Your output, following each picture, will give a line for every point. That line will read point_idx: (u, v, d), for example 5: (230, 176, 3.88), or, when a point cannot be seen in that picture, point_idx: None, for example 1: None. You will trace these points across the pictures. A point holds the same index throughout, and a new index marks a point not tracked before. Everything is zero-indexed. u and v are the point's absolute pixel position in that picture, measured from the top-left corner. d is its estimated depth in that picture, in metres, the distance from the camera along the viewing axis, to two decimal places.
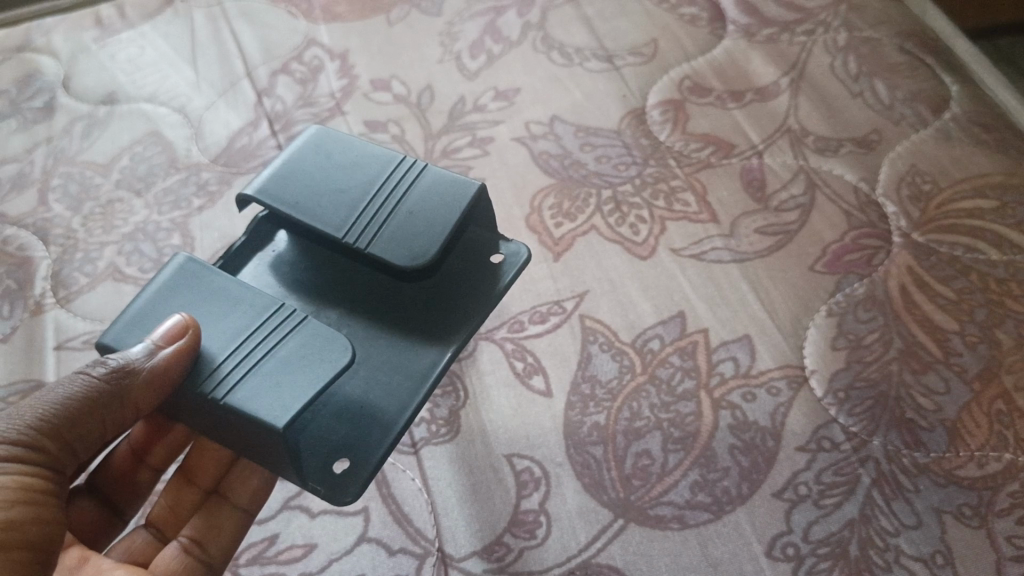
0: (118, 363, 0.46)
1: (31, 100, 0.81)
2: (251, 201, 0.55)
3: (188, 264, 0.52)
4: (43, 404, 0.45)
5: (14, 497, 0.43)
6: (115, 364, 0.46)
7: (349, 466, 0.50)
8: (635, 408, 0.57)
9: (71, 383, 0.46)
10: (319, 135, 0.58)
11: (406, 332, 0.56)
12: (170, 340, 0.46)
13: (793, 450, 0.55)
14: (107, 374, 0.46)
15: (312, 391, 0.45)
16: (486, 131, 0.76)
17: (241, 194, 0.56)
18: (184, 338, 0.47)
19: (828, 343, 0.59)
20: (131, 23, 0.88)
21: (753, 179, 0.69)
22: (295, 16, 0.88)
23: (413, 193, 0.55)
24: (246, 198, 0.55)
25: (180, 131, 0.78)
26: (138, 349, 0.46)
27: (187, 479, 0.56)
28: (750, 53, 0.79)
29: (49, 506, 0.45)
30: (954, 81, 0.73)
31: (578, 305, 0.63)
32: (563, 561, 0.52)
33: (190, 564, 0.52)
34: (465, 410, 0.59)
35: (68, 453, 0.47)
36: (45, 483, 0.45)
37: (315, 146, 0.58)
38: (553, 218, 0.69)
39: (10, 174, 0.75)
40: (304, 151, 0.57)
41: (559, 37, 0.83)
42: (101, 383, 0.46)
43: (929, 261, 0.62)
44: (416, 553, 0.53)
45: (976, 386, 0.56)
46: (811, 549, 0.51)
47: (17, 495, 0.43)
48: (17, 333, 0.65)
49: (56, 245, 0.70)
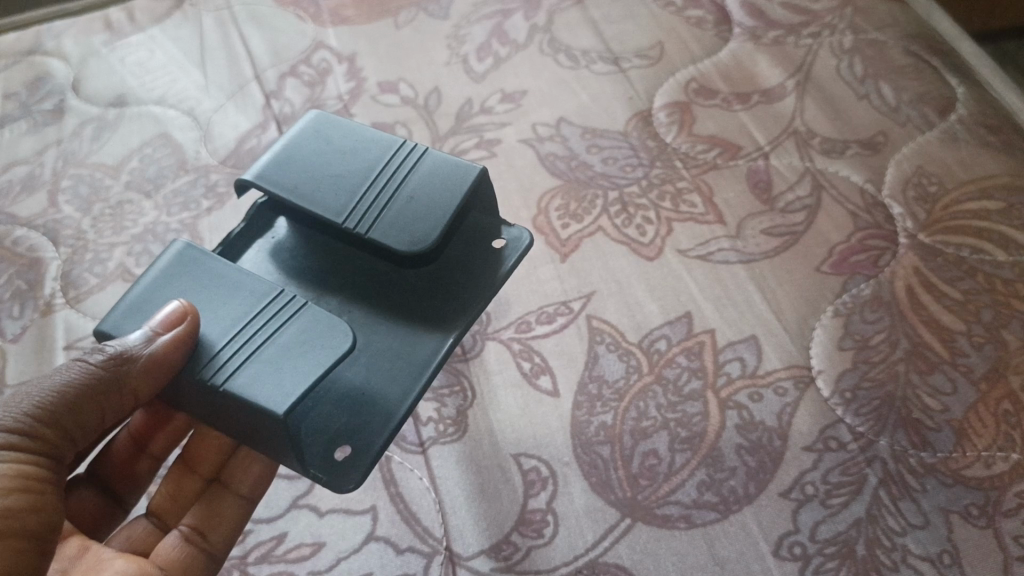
0: (116, 350, 0.47)
1: (42, 102, 0.81)
2: (249, 186, 0.56)
3: (186, 251, 0.53)
4: (41, 392, 0.46)
5: (12, 485, 0.43)
6: (113, 351, 0.47)
7: (351, 453, 0.51)
8: (642, 407, 0.58)
9: (69, 371, 0.46)
10: (318, 121, 0.59)
11: (407, 318, 0.56)
12: (168, 327, 0.47)
13: (800, 450, 0.55)
14: (105, 361, 0.47)
15: (312, 376, 0.46)
16: (493, 134, 0.76)
17: (240, 180, 0.57)
18: (182, 325, 0.47)
19: (834, 344, 0.59)
20: (140, 26, 0.89)
21: (760, 180, 0.70)
22: (303, 18, 0.89)
23: (413, 178, 0.55)
24: (246, 183, 0.55)
25: (189, 134, 0.78)
26: (136, 336, 0.47)
27: (187, 468, 0.57)
28: (755, 56, 0.79)
29: (47, 494, 0.45)
30: (961, 83, 0.73)
31: (585, 305, 0.64)
32: (570, 560, 0.52)
33: (192, 552, 0.52)
34: (473, 410, 0.59)
35: (66, 441, 0.47)
36: (43, 471, 0.45)
37: (314, 132, 0.58)
38: (560, 219, 0.69)
39: (21, 176, 0.76)
40: (304, 137, 0.58)
41: (566, 40, 0.84)
42: (98, 370, 0.46)
43: (935, 262, 0.62)
44: (424, 552, 0.53)
45: (982, 387, 0.56)
46: (818, 549, 0.51)
47: (16, 483, 0.43)
48: (26, 334, 0.65)
49: (66, 246, 0.70)
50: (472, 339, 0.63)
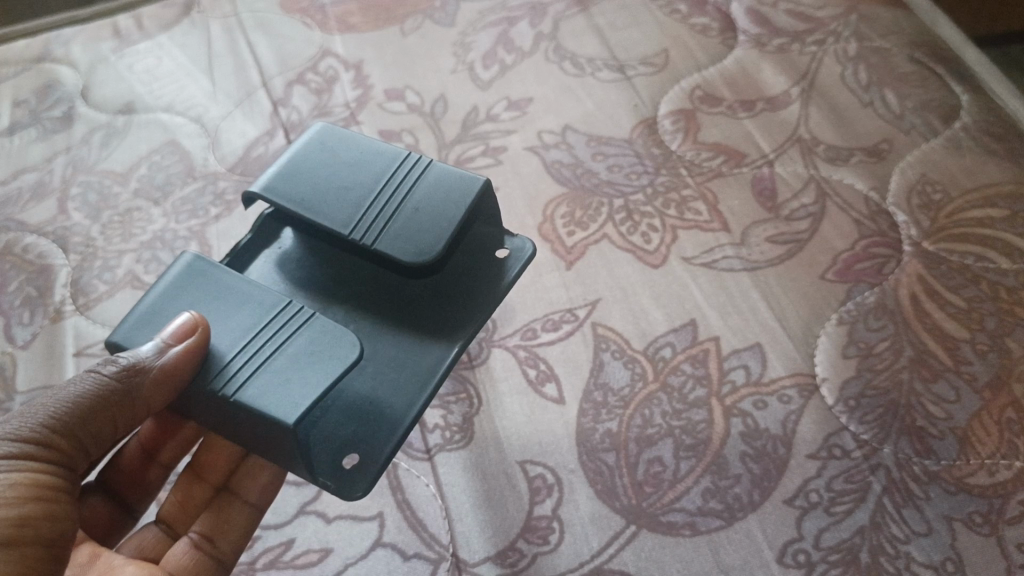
0: (128, 361, 0.47)
1: (51, 109, 0.82)
2: (256, 199, 0.56)
3: (196, 263, 0.53)
4: (54, 403, 0.46)
5: (29, 494, 0.44)
6: (125, 363, 0.47)
7: (359, 461, 0.51)
8: (647, 415, 0.58)
9: (82, 381, 0.47)
10: (323, 133, 0.60)
11: (412, 328, 0.57)
12: (179, 339, 0.47)
13: (804, 458, 0.55)
14: (117, 372, 0.47)
15: (321, 386, 0.46)
16: (499, 141, 0.77)
17: (248, 192, 0.57)
18: (193, 337, 0.47)
19: (838, 351, 0.60)
20: (148, 34, 0.90)
21: (764, 188, 0.70)
22: (311, 26, 0.89)
23: (418, 189, 0.56)
24: (252, 195, 0.56)
25: (198, 141, 0.79)
26: (148, 347, 0.47)
27: (195, 476, 0.58)
28: (761, 63, 0.80)
29: (63, 502, 0.46)
30: (965, 91, 0.73)
31: (590, 313, 0.64)
32: (577, 566, 0.53)
33: (200, 559, 0.53)
34: (479, 417, 0.60)
35: (80, 451, 0.48)
36: (58, 480, 0.46)
37: (320, 144, 0.59)
38: (565, 227, 0.70)
39: (30, 183, 0.76)
40: (310, 149, 0.58)
41: (571, 47, 0.84)
42: (111, 381, 0.47)
43: (939, 270, 0.62)
44: (430, 558, 0.54)
45: (986, 395, 0.56)
46: (822, 556, 0.51)
47: (33, 492, 0.44)
48: (37, 340, 0.66)
49: (75, 253, 0.71)
50: (478, 346, 0.64)
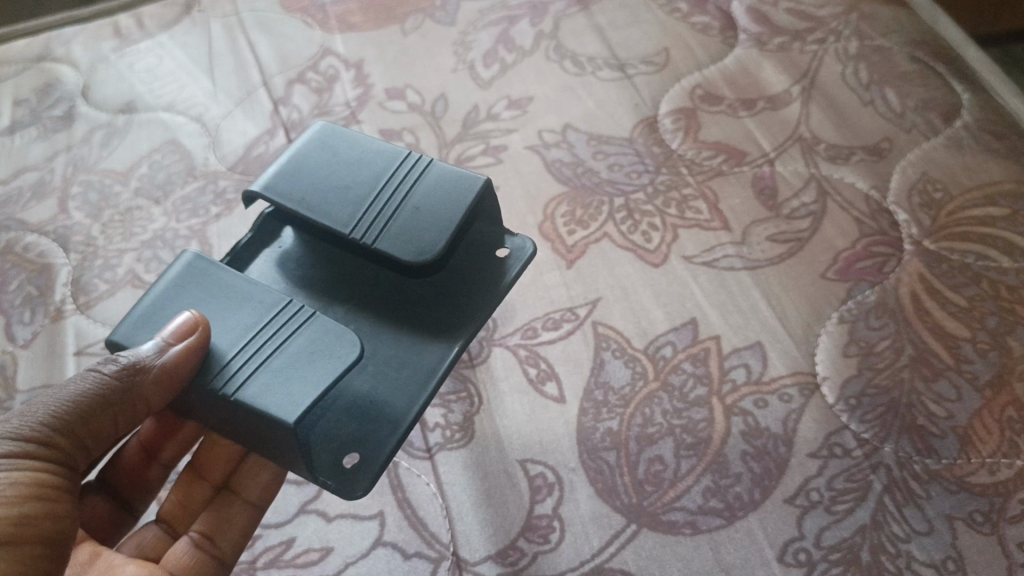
0: (129, 360, 0.47)
1: (52, 109, 0.82)
2: (256, 198, 0.56)
3: (196, 262, 0.53)
4: (54, 402, 0.46)
5: (30, 493, 0.44)
6: (125, 362, 0.47)
7: (359, 461, 0.51)
8: (647, 413, 0.58)
9: (83, 381, 0.47)
10: (324, 133, 0.60)
11: (412, 327, 0.57)
12: (179, 337, 0.47)
13: (805, 457, 0.55)
14: (118, 371, 0.47)
15: (322, 385, 0.46)
16: (499, 140, 0.77)
17: (248, 191, 0.57)
18: (193, 336, 0.47)
19: (839, 350, 0.60)
20: (149, 33, 0.90)
21: (765, 187, 0.70)
22: (311, 25, 0.89)
23: (418, 189, 0.56)
24: (252, 194, 0.56)
25: (198, 140, 0.79)
26: (149, 346, 0.47)
27: (196, 475, 0.58)
28: (761, 62, 0.79)
29: (64, 501, 0.46)
30: (966, 89, 0.73)
31: (591, 312, 0.64)
32: (577, 565, 0.53)
33: (202, 558, 0.53)
34: (479, 416, 0.60)
35: (80, 450, 0.48)
36: (59, 479, 0.46)
37: (320, 143, 0.59)
38: (566, 226, 0.69)
39: (31, 183, 0.76)
40: (310, 148, 0.58)
41: (571, 46, 0.84)
42: (111, 380, 0.47)
43: (940, 269, 0.62)
44: (431, 557, 0.54)
45: (987, 393, 0.56)
46: (823, 555, 0.51)
47: (33, 491, 0.44)
48: (38, 339, 0.66)
49: (75, 252, 0.71)
50: (478, 345, 0.64)
